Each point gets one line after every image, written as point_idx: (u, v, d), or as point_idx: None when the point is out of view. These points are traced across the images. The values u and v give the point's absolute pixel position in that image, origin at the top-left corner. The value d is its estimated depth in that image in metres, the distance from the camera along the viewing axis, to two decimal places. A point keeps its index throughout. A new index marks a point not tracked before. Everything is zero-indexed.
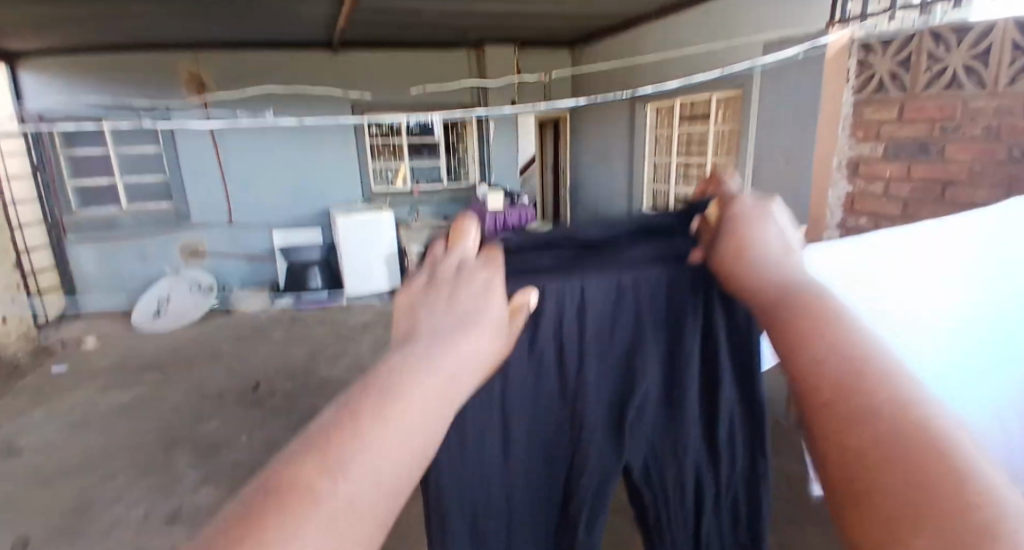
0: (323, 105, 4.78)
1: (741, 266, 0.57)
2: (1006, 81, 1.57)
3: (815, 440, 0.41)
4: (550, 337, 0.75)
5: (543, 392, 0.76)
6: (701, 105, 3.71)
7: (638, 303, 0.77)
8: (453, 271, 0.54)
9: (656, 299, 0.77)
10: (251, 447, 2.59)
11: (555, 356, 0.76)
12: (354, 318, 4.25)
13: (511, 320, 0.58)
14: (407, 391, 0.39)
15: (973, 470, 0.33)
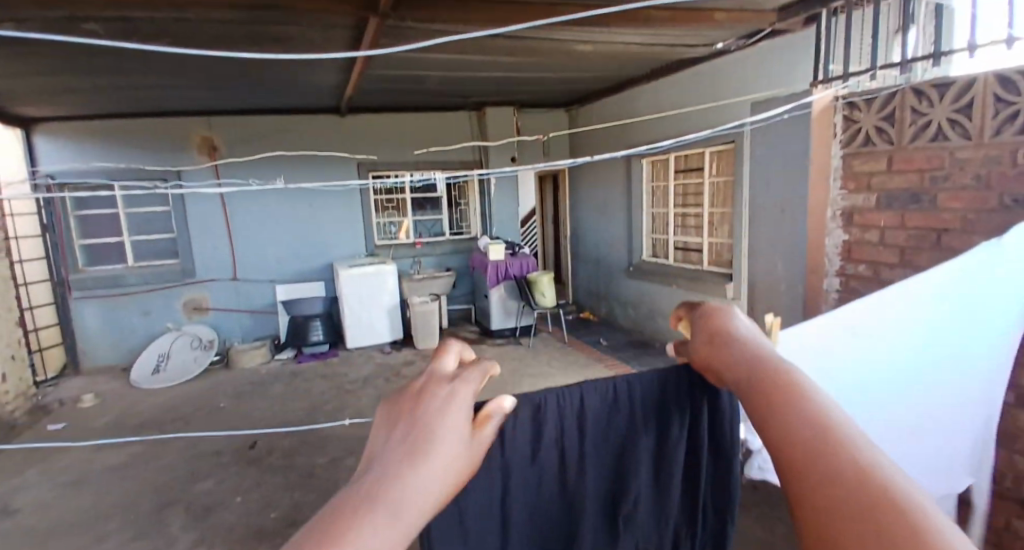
0: (332, 166, 5.00)
1: (720, 360, 0.62)
2: (992, 132, 1.60)
3: (798, 512, 0.41)
4: (557, 445, 0.99)
5: (551, 486, 0.99)
6: (694, 158, 3.83)
7: (628, 417, 1.03)
8: (416, 392, 0.54)
9: (646, 396, 1.03)
10: (245, 508, 2.50)
11: (561, 459, 0.99)
12: (356, 371, 4.22)
13: (478, 430, 0.55)
14: (360, 528, 0.38)
15: (933, 528, 0.34)
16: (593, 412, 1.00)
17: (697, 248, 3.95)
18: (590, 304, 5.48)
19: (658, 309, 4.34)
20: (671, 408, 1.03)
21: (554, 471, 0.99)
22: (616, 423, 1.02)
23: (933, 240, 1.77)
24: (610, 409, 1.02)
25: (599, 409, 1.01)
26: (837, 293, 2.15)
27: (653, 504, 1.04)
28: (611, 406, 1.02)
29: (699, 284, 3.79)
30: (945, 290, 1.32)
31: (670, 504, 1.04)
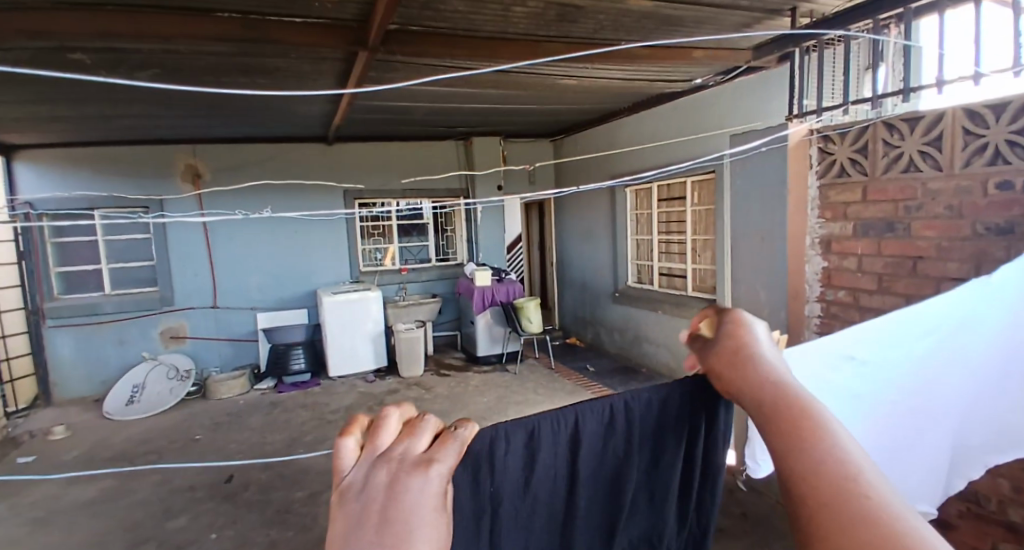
0: (318, 194, 5.00)
1: (737, 377, 0.62)
2: (961, 164, 1.67)
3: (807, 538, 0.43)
4: (546, 469, 0.85)
5: (539, 518, 0.85)
6: (677, 187, 3.91)
7: (625, 439, 0.91)
8: (376, 469, 0.49)
9: (646, 415, 0.93)
10: (219, 546, 2.39)
11: (552, 486, 0.86)
12: (338, 400, 4.12)
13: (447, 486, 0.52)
14: None
15: None
16: (590, 437, 0.88)
17: (681, 274, 3.99)
18: (577, 330, 5.47)
19: (644, 335, 4.35)
20: (668, 426, 0.94)
21: (545, 506, 0.85)
22: (614, 447, 0.90)
23: (909, 267, 1.81)
24: (607, 432, 0.89)
25: (596, 432, 0.88)
26: (819, 318, 2.18)
27: (646, 531, 0.94)
28: (608, 428, 0.89)
29: (683, 310, 3.82)
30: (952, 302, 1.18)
31: (667, 533, 0.95)
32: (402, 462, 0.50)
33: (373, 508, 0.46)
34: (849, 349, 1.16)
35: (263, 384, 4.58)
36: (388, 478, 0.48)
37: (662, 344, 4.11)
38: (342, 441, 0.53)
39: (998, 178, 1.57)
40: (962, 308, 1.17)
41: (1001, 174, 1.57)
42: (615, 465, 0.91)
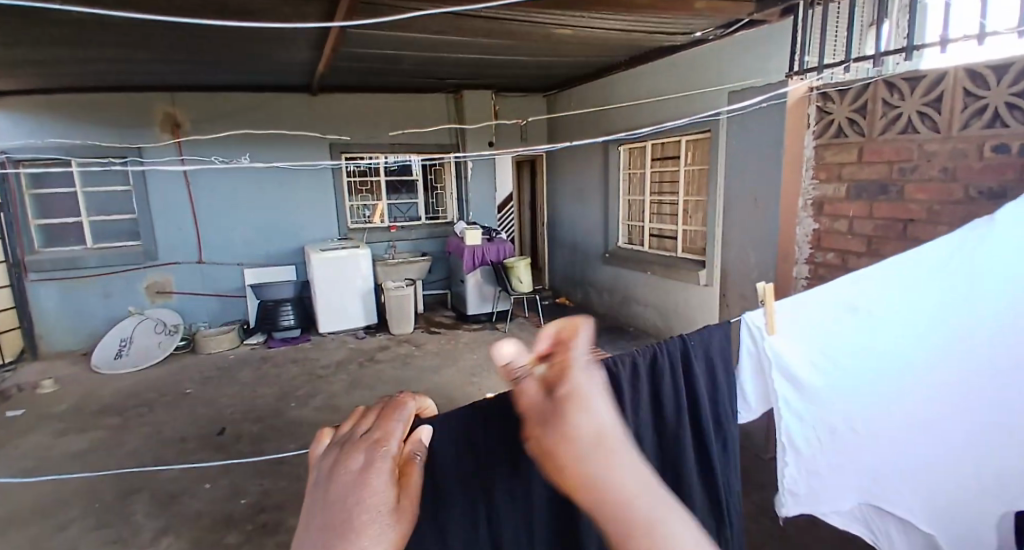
0: (303, 146, 4.86)
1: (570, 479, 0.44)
2: (960, 126, 1.65)
3: None
4: None
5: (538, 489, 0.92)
6: (671, 146, 3.84)
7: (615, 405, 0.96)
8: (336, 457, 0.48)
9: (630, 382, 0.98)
10: (213, 496, 2.45)
11: None
12: (328, 356, 4.15)
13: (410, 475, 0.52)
14: None
15: None
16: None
17: (671, 235, 3.98)
18: (566, 289, 5.51)
19: (633, 296, 4.38)
20: (647, 380, 1.01)
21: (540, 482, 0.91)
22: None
23: (900, 230, 1.82)
24: None
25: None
26: (806, 280, 2.20)
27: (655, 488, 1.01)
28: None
29: (672, 271, 3.84)
30: (946, 266, 1.11)
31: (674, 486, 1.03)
32: (350, 445, 0.49)
33: (316, 500, 0.45)
34: (847, 298, 1.17)
35: (252, 339, 4.59)
36: (331, 469, 0.47)
37: (651, 304, 4.16)
38: (316, 440, 0.53)
39: (995, 141, 1.56)
40: (956, 267, 1.11)
41: (998, 138, 1.55)
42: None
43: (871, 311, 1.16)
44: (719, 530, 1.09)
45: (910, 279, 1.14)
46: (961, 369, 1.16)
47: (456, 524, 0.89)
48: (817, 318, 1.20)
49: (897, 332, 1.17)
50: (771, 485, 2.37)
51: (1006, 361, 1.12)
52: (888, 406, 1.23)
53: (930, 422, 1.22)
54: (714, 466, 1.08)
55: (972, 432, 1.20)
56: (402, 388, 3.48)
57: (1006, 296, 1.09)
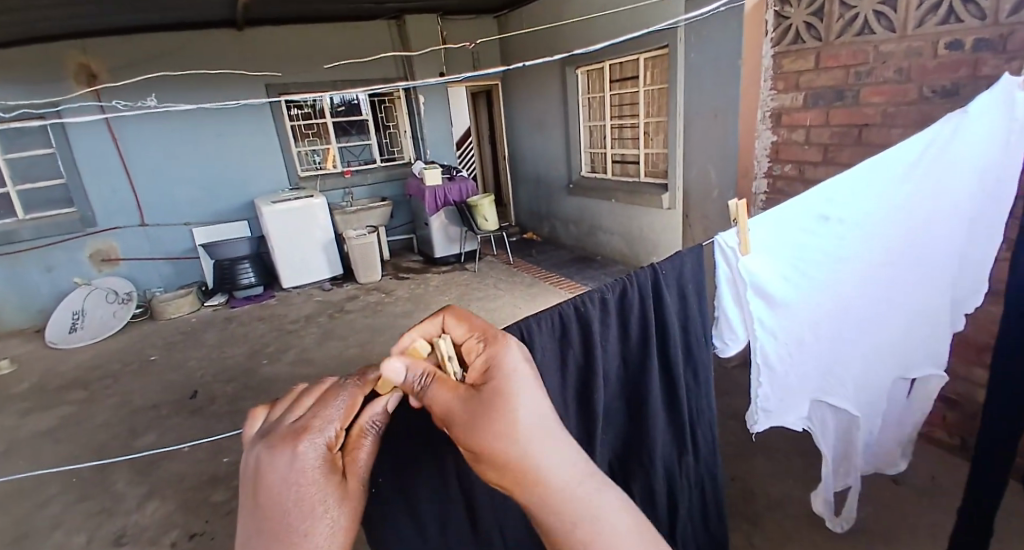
0: (237, 88, 4.51)
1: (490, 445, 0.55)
2: (915, 24, 1.61)
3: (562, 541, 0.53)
4: None
5: None
6: (629, 66, 3.71)
7: (585, 345, 0.96)
8: (258, 453, 0.54)
9: (598, 319, 0.97)
10: (194, 457, 2.45)
11: None
12: (296, 310, 4.07)
13: (348, 454, 0.60)
14: None
15: None
16: (544, 351, 0.91)
17: (634, 160, 3.94)
18: (532, 224, 5.46)
19: (599, 226, 4.38)
20: (617, 314, 1.00)
21: None
22: (570, 354, 0.95)
23: (855, 136, 1.83)
24: (562, 344, 0.93)
25: (549, 345, 0.92)
26: (765, 195, 2.23)
27: (625, 418, 1.07)
28: (562, 337, 0.93)
29: (635, 197, 3.83)
30: (918, 150, 1.11)
31: (650, 420, 1.06)
32: (275, 440, 0.55)
33: (249, 491, 0.54)
34: (823, 208, 1.09)
35: (213, 300, 4.44)
36: (259, 462, 0.54)
37: (616, 232, 4.18)
38: (250, 422, 0.62)
39: (949, 38, 1.55)
40: (918, 153, 1.11)
41: (952, 33, 1.54)
42: (578, 369, 0.96)
43: (843, 219, 1.11)
44: (682, 454, 1.13)
45: (875, 179, 1.11)
46: (903, 255, 1.21)
47: (425, 493, 0.82)
48: (799, 228, 1.09)
49: (863, 229, 1.14)
50: (738, 392, 2.51)
51: (936, 243, 1.22)
52: (851, 305, 1.21)
53: (878, 309, 1.24)
54: (681, 396, 1.10)
55: (907, 316, 1.28)
56: (377, 335, 3.48)
57: (954, 183, 1.16)
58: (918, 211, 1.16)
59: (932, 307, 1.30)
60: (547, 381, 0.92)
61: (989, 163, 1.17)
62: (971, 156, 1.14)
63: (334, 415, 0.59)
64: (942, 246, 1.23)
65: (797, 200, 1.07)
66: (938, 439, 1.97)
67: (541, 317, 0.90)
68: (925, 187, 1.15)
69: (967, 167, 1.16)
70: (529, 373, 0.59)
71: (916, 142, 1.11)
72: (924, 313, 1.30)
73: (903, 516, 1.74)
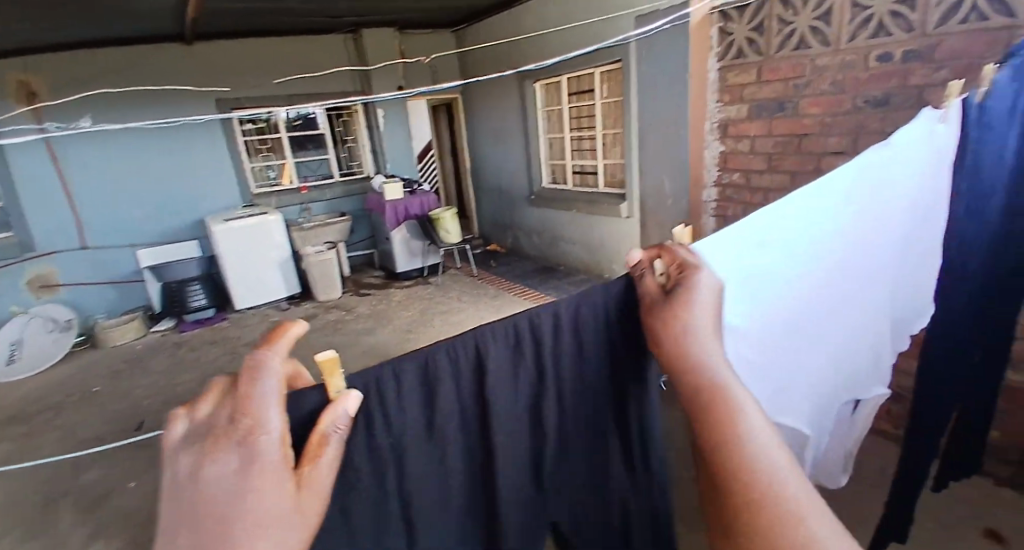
0: (187, 104, 4.38)
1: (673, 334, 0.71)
2: (847, 38, 1.68)
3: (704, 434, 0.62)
4: (451, 416, 0.81)
5: (459, 458, 0.83)
6: (586, 79, 3.76)
7: (542, 360, 0.87)
8: (206, 456, 0.51)
9: (561, 333, 0.87)
10: (143, 491, 2.31)
11: (478, 426, 0.83)
12: (251, 332, 3.94)
13: (308, 453, 0.59)
14: None
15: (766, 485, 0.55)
16: (498, 365, 0.83)
17: (592, 171, 3.99)
18: (496, 236, 5.45)
19: (560, 236, 4.41)
20: (585, 331, 0.89)
21: (456, 451, 0.83)
22: (525, 370, 0.85)
23: (795, 145, 1.89)
24: (516, 356, 0.84)
25: (503, 359, 0.83)
26: (716, 202, 2.24)
27: (587, 450, 0.94)
28: (517, 351, 0.84)
29: (595, 207, 3.87)
30: (869, 167, 1.07)
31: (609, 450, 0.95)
32: (214, 442, 0.52)
33: (185, 501, 0.50)
34: (762, 230, 1.00)
35: (161, 325, 4.25)
36: (194, 467, 0.52)
37: (578, 241, 4.21)
38: (170, 425, 0.56)
39: (879, 50, 1.62)
40: (873, 169, 1.07)
41: (884, 46, 1.61)
42: (531, 387, 0.86)
43: (786, 242, 1.03)
44: (652, 493, 0.98)
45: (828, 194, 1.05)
46: (858, 274, 1.15)
47: (361, 517, 0.76)
48: (746, 249, 0.99)
49: (816, 244, 1.07)
50: None
51: (890, 261, 1.17)
52: (801, 322, 1.13)
53: (830, 328, 1.18)
54: (653, 430, 0.97)
55: (860, 336, 1.23)
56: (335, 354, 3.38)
57: (901, 202, 1.12)
58: (874, 229, 1.12)
59: (883, 328, 1.25)
60: (498, 395, 0.83)
61: (930, 184, 1.15)
62: (913, 175, 1.12)
63: (272, 412, 0.54)
64: (895, 265, 1.19)
65: (741, 221, 0.98)
66: (882, 433, 2.03)
67: (500, 325, 0.82)
68: (879, 206, 1.10)
69: (914, 187, 1.13)
70: (708, 298, 0.73)
71: (869, 159, 1.07)
72: (878, 335, 1.25)
73: (856, 510, 1.78)
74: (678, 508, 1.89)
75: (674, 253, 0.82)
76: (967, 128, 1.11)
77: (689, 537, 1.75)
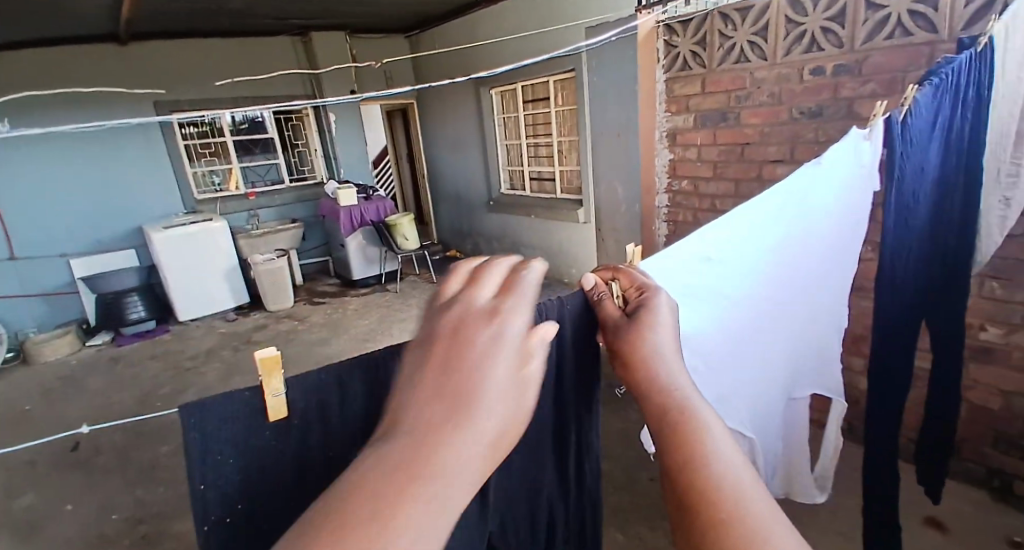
0: (122, 107, 4.16)
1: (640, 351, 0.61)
2: (783, 53, 1.77)
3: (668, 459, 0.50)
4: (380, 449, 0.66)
5: None
6: (540, 87, 3.81)
7: None
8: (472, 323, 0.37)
9: None
10: (78, 516, 2.16)
11: None
12: (197, 345, 3.77)
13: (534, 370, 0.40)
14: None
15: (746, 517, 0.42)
16: None
17: (550, 177, 4.04)
18: (455, 241, 5.42)
19: (519, 241, 4.44)
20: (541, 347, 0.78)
21: None
22: None
23: (738, 153, 1.97)
24: None
25: None
26: (667, 208, 2.31)
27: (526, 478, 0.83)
28: None
29: (554, 213, 3.92)
30: (796, 186, 1.08)
31: (546, 475, 0.85)
32: (471, 312, 0.38)
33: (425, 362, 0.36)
34: (701, 248, 0.97)
35: (96, 339, 3.99)
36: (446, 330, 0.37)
37: (537, 247, 4.25)
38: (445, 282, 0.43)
39: (812, 65, 1.71)
40: (799, 187, 1.07)
41: (816, 61, 1.70)
42: None
43: (728, 256, 1.02)
44: (575, 513, 0.92)
45: (757, 213, 1.05)
46: (783, 287, 1.17)
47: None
48: (694, 268, 0.97)
49: (745, 258, 1.06)
50: None
51: (810, 273, 1.20)
52: (732, 335, 1.12)
53: (760, 340, 1.19)
54: (588, 450, 0.90)
55: (786, 346, 1.26)
56: (288, 365, 3.28)
57: (818, 219, 1.14)
58: (799, 242, 1.14)
59: (805, 337, 1.29)
60: None
61: (849, 201, 1.16)
62: (833, 192, 1.13)
63: (526, 302, 0.41)
64: (817, 277, 1.22)
65: (685, 241, 0.95)
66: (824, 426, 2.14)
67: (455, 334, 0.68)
68: (803, 222, 1.12)
69: (835, 203, 1.14)
70: (668, 319, 0.66)
71: (796, 180, 1.08)
72: (800, 342, 1.29)
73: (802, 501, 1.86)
74: (635, 507, 1.92)
75: (633, 274, 0.75)
76: (891, 145, 1.03)
77: (646, 536, 1.78)
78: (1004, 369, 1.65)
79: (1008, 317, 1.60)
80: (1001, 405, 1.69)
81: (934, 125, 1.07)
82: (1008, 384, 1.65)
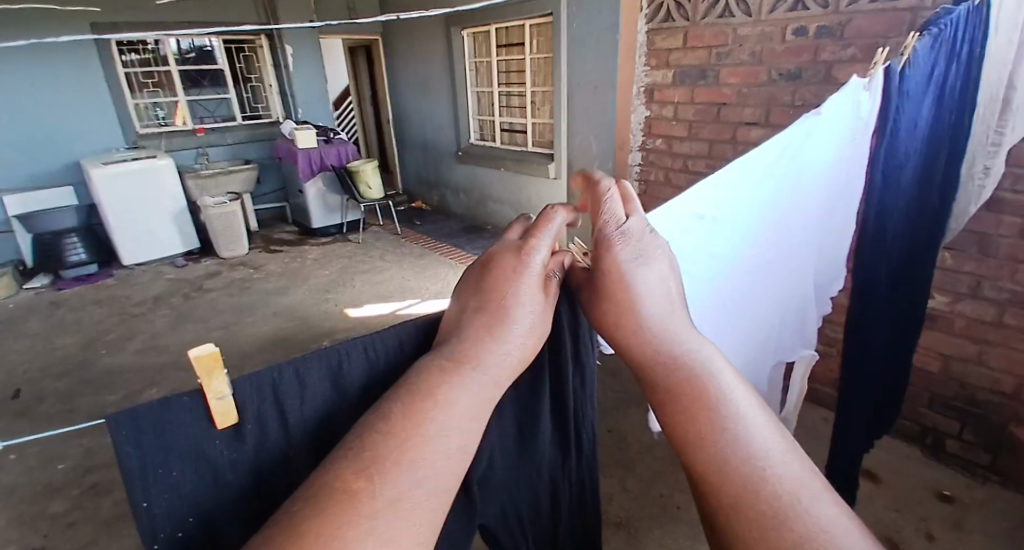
0: (52, 25, 3.72)
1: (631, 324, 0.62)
2: (768, 9, 1.71)
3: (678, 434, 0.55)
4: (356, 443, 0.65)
5: None
6: (515, 32, 3.63)
7: None
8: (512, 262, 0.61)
9: None
10: (18, 467, 2.06)
11: None
12: (144, 291, 3.58)
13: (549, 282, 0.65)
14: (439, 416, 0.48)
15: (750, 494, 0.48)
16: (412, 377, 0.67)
17: (522, 129, 3.92)
18: (421, 192, 5.27)
19: (488, 195, 4.35)
20: None
21: None
22: None
23: (714, 114, 1.94)
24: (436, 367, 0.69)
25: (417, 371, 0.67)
26: (639, 166, 2.27)
27: (517, 460, 0.83)
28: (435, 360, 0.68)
29: (525, 166, 3.81)
30: (781, 143, 1.02)
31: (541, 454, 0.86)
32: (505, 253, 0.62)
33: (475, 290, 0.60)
34: (698, 206, 1.00)
35: (33, 282, 3.74)
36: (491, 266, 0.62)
37: (506, 201, 4.17)
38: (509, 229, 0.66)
39: (796, 24, 1.67)
40: (786, 147, 1.03)
41: (800, 20, 1.65)
42: None
43: (723, 216, 1.03)
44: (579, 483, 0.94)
45: (741, 172, 1.02)
46: (768, 248, 1.13)
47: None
48: (691, 225, 1.00)
49: (728, 220, 1.04)
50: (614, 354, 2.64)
51: (797, 235, 1.15)
52: (713, 293, 1.11)
53: (740, 301, 1.16)
54: (583, 428, 0.89)
55: (770, 308, 1.21)
56: (244, 314, 3.16)
57: (806, 177, 1.09)
58: (785, 203, 1.09)
59: (791, 302, 1.23)
60: None
61: (839, 157, 1.11)
62: (825, 151, 1.08)
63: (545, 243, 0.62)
64: (803, 238, 1.16)
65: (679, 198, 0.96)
66: None
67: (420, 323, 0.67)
68: (788, 180, 1.07)
69: (824, 162, 1.09)
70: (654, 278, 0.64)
71: (783, 137, 1.03)
72: (787, 307, 1.24)
73: None
74: None
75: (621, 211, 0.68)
76: (888, 97, 0.98)
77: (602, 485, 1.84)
78: (946, 335, 1.75)
79: (957, 286, 1.68)
80: (940, 368, 1.79)
81: (931, 80, 1.04)
82: (948, 349, 1.75)
